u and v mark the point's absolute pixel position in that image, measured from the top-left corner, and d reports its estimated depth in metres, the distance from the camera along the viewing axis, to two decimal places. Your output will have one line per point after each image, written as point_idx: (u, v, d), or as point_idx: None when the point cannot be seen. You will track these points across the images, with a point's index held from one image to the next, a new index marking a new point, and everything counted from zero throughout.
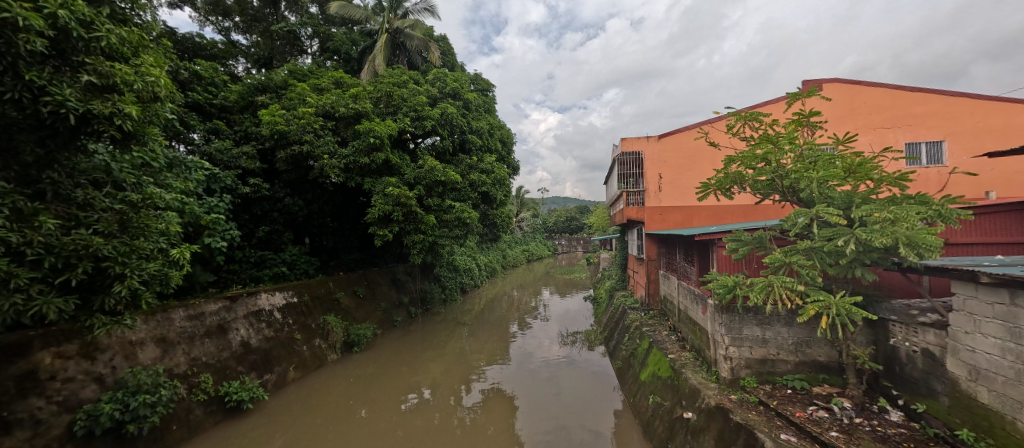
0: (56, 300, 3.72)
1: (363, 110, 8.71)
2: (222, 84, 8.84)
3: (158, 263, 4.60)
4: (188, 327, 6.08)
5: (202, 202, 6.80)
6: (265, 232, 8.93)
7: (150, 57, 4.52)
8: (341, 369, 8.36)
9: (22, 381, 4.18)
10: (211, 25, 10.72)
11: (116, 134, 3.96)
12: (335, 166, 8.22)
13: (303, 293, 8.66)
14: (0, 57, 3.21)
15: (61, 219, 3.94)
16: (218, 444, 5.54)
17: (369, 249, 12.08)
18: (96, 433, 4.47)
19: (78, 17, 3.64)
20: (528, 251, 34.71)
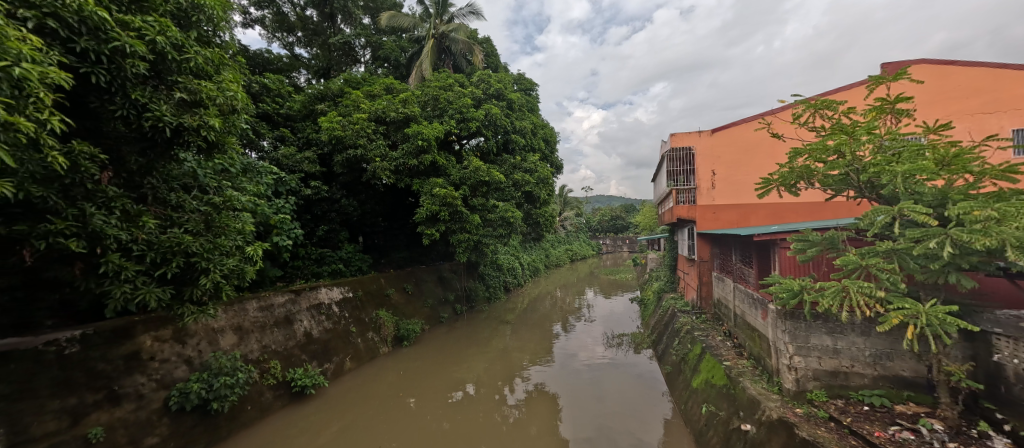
0: (155, 290, 4.25)
1: (412, 113, 9.07)
2: (287, 94, 9.61)
3: (236, 259, 5.10)
4: (259, 318, 6.69)
5: (271, 203, 7.45)
6: (324, 231, 9.59)
7: (229, 74, 5.03)
8: (392, 362, 8.77)
9: (128, 359, 4.82)
10: (278, 41, 11.68)
11: (202, 144, 4.45)
12: (386, 168, 8.60)
13: (358, 288, 9.20)
14: (112, 80, 3.73)
15: (159, 219, 4.49)
16: (286, 425, 6.04)
17: (416, 247, 12.59)
18: (186, 409, 5.06)
19: (172, 41, 4.14)
20: (572, 251, 34.28)
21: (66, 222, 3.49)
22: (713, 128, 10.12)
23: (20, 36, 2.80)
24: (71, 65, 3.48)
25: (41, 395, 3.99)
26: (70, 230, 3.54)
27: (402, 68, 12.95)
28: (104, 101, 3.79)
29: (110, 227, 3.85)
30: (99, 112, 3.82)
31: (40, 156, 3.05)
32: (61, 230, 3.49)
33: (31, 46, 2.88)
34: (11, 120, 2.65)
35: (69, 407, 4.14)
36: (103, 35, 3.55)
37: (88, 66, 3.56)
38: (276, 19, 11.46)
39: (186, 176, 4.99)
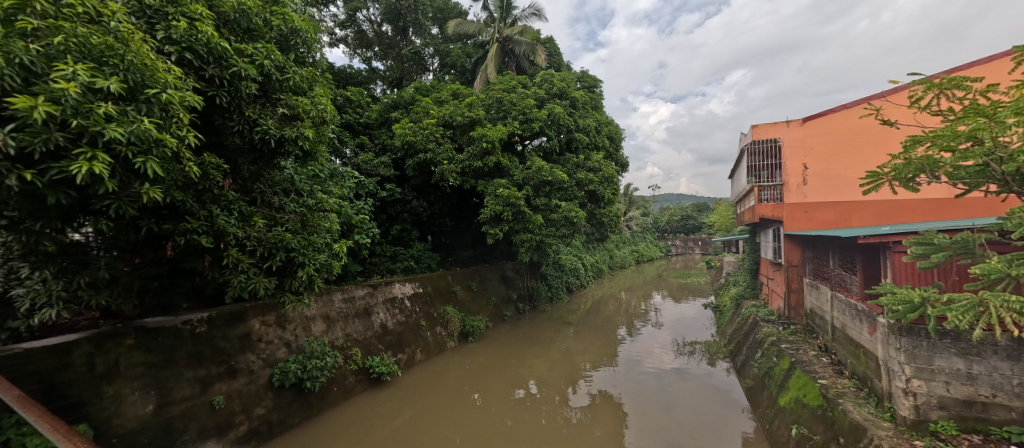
0: (262, 281, 4.88)
1: (477, 117, 9.37)
2: (366, 105, 10.48)
3: (326, 255, 5.68)
4: (343, 308, 7.39)
5: (353, 205, 8.19)
6: (397, 230, 10.29)
7: (320, 90, 5.63)
8: (458, 356, 9.13)
9: (242, 339, 5.62)
10: (358, 57, 12.78)
11: (299, 152, 5.03)
12: (453, 170, 8.95)
13: (427, 284, 9.75)
14: (232, 101, 4.37)
15: (266, 219, 5.17)
16: (365, 407, 6.59)
17: (480, 247, 13.00)
18: (285, 386, 5.76)
19: (275, 64, 4.75)
20: (638, 252, 32.87)
21: (198, 222, 4.16)
22: (804, 117, 9.09)
23: (165, 68, 3.39)
24: (202, 90, 4.14)
25: (179, 365, 4.81)
26: (201, 228, 4.21)
27: (467, 74, 13.42)
28: (225, 119, 4.46)
29: (229, 226, 4.51)
30: (221, 128, 4.51)
31: (180, 167, 3.66)
32: (195, 228, 4.17)
33: (174, 75, 3.48)
34: (160, 137, 3.21)
35: (199, 377, 4.94)
36: (224, 63, 4.17)
37: (214, 90, 4.21)
38: (356, 37, 12.50)
39: (286, 181, 5.67)
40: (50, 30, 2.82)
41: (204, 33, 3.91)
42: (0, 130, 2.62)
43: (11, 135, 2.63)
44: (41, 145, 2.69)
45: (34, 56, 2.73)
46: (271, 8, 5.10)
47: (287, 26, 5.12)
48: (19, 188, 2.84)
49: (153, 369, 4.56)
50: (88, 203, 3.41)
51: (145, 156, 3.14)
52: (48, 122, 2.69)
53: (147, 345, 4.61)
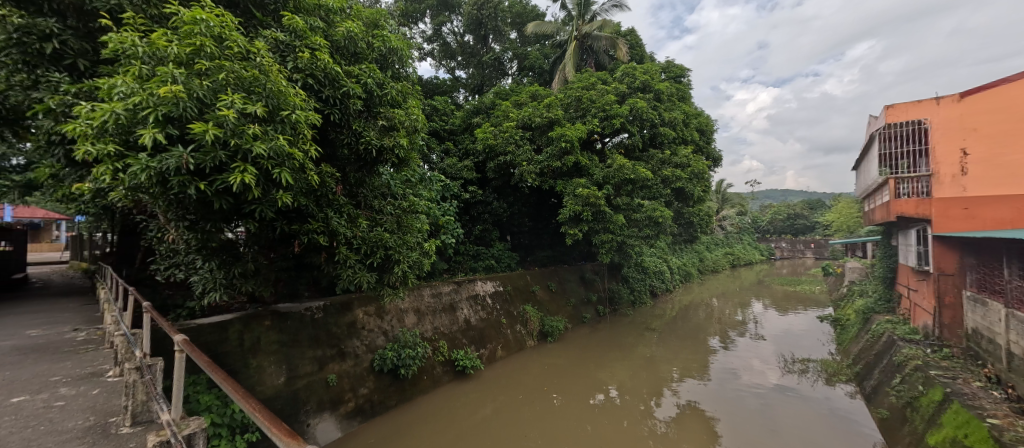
0: (365, 276, 5.49)
1: (556, 117, 9.37)
2: (450, 112, 11.13)
3: (417, 253, 6.16)
4: (432, 303, 7.95)
5: (440, 207, 8.78)
6: (479, 230, 10.76)
7: (413, 101, 6.13)
8: (537, 356, 9.18)
9: (350, 326, 6.39)
10: (443, 67, 13.65)
11: (395, 160, 5.52)
12: (532, 171, 9.04)
13: (507, 283, 10.03)
14: (342, 117, 4.99)
15: (369, 220, 5.79)
16: (452, 396, 6.98)
17: (559, 247, 12.97)
18: (383, 370, 6.39)
19: (376, 81, 5.30)
20: (732, 255, 29.74)
21: (317, 223, 4.83)
22: (961, 91, 7.36)
23: (293, 93, 3.98)
24: (321, 109, 4.79)
25: (302, 345, 5.64)
26: (319, 228, 4.88)
27: (545, 75, 13.49)
28: (338, 133, 5.10)
29: (341, 226, 5.15)
30: (335, 141, 5.17)
31: (305, 176, 4.27)
32: (314, 229, 4.85)
33: (300, 98, 4.07)
34: (290, 152, 3.79)
35: (316, 356, 5.73)
36: (337, 84, 4.77)
37: (329, 108, 4.84)
38: (442, 49, 13.31)
39: (384, 186, 6.30)
40: (215, 69, 3.49)
41: (322, 60, 4.52)
42: (184, 151, 3.32)
43: (191, 154, 3.32)
44: (210, 162, 3.37)
45: (206, 91, 3.40)
46: (372, 32, 5.72)
47: (386, 46, 5.69)
48: (196, 196, 3.59)
49: (284, 347, 5.42)
50: (240, 208, 4.16)
51: (280, 168, 3.72)
52: (215, 142, 3.33)
53: (279, 326, 5.50)
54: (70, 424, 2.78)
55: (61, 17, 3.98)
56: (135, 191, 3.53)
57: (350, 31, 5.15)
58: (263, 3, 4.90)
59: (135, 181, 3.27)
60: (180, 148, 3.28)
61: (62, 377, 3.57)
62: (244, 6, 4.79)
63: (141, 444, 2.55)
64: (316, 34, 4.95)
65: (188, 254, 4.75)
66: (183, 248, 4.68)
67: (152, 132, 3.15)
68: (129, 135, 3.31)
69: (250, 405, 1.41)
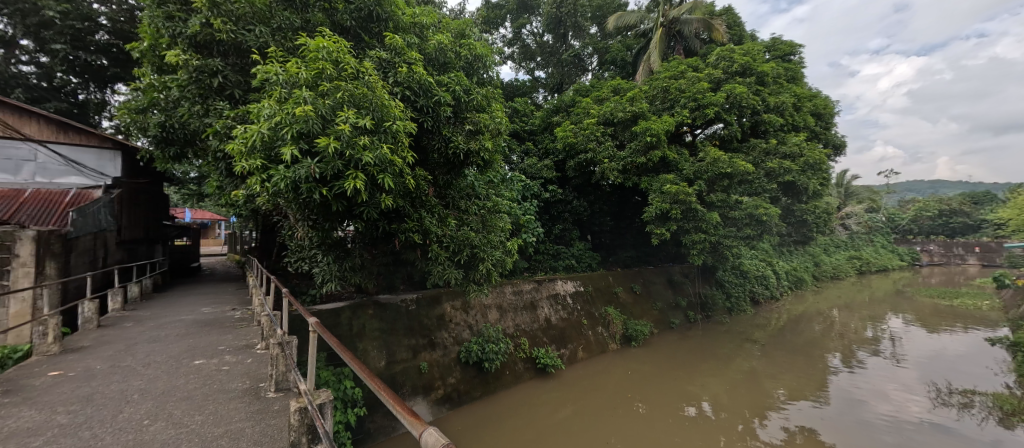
0: (453, 272, 5.83)
1: (640, 111, 8.93)
2: (530, 113, 11.28)
3: (501, 252, 6.37)
4: (513, 300, 8.17)
5: (521, 206, 8.99)
6: (559, 230, 10.76)
7: (496, 105, 6.36)
8: (620, 360, 8.77)
9: (439, 319, 6.85)
10: (523, 69, 13.85)
11: (481, 162, 5.73)
12: (614, 168, 8.75)
13: (588, 283, 9.86)
14: (434, 124, 5.35)
15: (457, 220, 6.12)
16: (533, 393, 7.02)
17: (643, 248, 12.34)
18: (469, 362, 6.71)
19: (463, 89, 5.60)
20: (859, 259, 25.18)
21: (412, 222, 5.25)
22: None
23: (394, 105, 4.40)
24: (416, 119, 5.20)
25: (399, 333, 6.22)
26: (415, 228, 5.29)
27: (628, 66, 12.91)
28: (431, 139, 5.47)
29: (433, 226, 5.52)
30: (427, 147, 5.53)
31: (403, 179, 4.67)
32: (411, 228, 5.28)
33: (399, 109, 4.47)
34: (392, 159, 4.17)
35: (411, 345, 6.26)
36: (430, 93, 5.15)
37: (423, 117, 5.23)
38: (521, 51, 13.49)
39: (470, 188, 6.61)
40: (334, 89, 4.01)
41: (417, 73, 4.94)
42: (310, 162, 3.86)
43: (317, 165, 3.86)
44: (330, 170, 3.87)
45: (327, 109, 3.93)
46: (460, 42, 6.08)
47: (471, 54, 6.02)
48: (318, 200, 4.15)
49: (384, 334, 6.04)
50: (351, 210, 4.71)
51: (384, 173, 4.13)
52: (334, 153, 3.83)
53: (380, 315, 6.15)
54: (233, 385, 3.44)
55: (224, 56, 4.94)
56: (275, 197, 4.20)
57: (441, 43, 5.55)
58: (369, 26, 5.50)
59: (276, 188, 3.90)
60: (309, 160, 3.83)
61: (226, 347, 4.43)
62: (353, 31, 5.44)
63: (283, 407, 3.03)
64: (412, 49, 5.42)
65: (311, 249, 5.54)
66: (307, 244, 5.49)
67: (289, 147, 3.73)
68: (272, 150, 3.97)
69: (365, 375, 1.53)
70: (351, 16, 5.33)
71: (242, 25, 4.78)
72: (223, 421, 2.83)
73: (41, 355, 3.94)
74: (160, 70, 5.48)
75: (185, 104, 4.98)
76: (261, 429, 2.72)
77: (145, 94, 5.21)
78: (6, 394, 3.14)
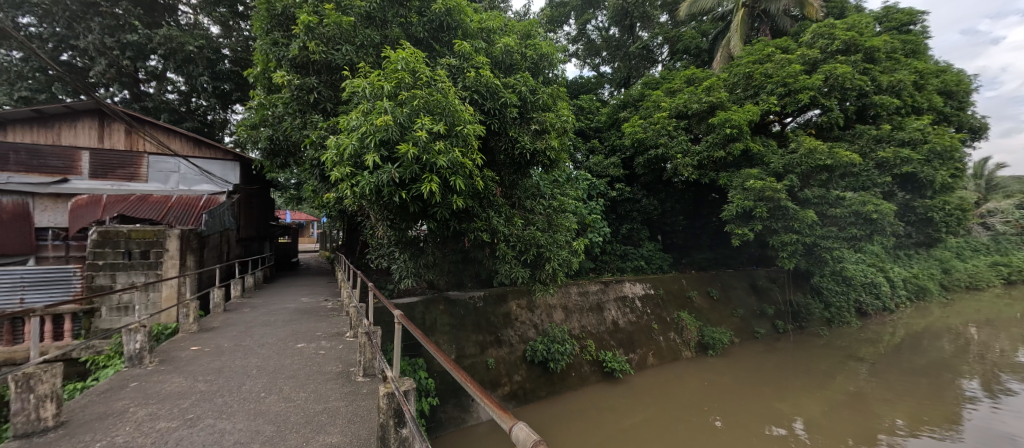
0: (520, 271, 5.91)
1: (718, 101, 8.28)
2: (596, 110, 11.00)
3: (566, 252, 6.32)
4: (579, 301, 8.06)
5: (586, 206, 8.84)
6: (626, 230, 10.42)
7: (561, 103, 6.32)
8: (695, 370, 8.14)
9: (505, 317, 7.01)
10: (587, 65, 13.59)
11: (547, 161, 5.66)
12: (688, 164, 8.21)
13: (659, 286, 9.39)
14: (500, 126, 5.44)
15: (523, 219, 6.20)
16: (600, 397, 6.81)
17: (722, 249, 11.39)
18: (534, 361, 6.74)
19: (529, 89, 5.63)
20: (1008, 267, 20.59)
21: (481, 222, 5.39)
22: None
23: (464, 109, 4.56)
24: (485, 122, 5.35)
25: (468, 329, 6.47)
26: (483, 227, 5.44)
27: (704, 53, 12.00)
28: (498, 141, 5.56)
29: (500, 225, 5.63)
30: (494, 148, 5.63)
31: (472, 181, 4.82)
32: (479, 228, 5.45)
33: (468, 113, 4.63)
34: (463, 162, 4.34)
35: (479, 340, 6.47)
36: (497, 96, 5.26)
37: (490, 119, 5.35)
38: (586, 47, 13.23)
39: (535, 187, 6.64)
40: (411, 98, 4.28)
41: (485, 77, 5.09)
42: (391, 167, 4.16)
43: (396, 170, 4.14)
44: (408, 174, 4.14)
45: (405, 116, 4.20)
46: (525, 43, 6.13)
47: (537, 53, 6.04)
48: (398, 202, 4.46)
49: (454, 329, 6.34)
50: (425, 211, 4.96)
51: (455, 176, 4.32)
52: (412, 158, 4.09)
53: (450, 310, 6.46)
54: (328, 367, 3.85)
55: (318, 74, 5.51)
56: (360, 199, 4.60)
57: (507, 46, 5.68)
58: (440, 36, 5.77)
59: (362, 192, 4.26)
60: (389, 165, 4.12)
61: (321, 333, 4.98)
62: (425, 41, 5.76)
63: (370, 391, 3.32)
64: (479, 54, 5.59)
65: (390, 247, 6.01)
66: (387, 243, 5.95)
67: (373, 154, 4.05)
68: (358, 157, 4.34)
69: (448, 362, 1.55)
70: (424, 27, 5.67)
71: (332, 45, 5.30)
72: (321, 398, 3.18)
73: (185, 332, 4.76)
74: (268, 90, 6.31)
75: (288, 119, 5.67)
76: (352, 409, 3.00)
77: (258, 112, 6.03)
78: (162, 362, 3.84)
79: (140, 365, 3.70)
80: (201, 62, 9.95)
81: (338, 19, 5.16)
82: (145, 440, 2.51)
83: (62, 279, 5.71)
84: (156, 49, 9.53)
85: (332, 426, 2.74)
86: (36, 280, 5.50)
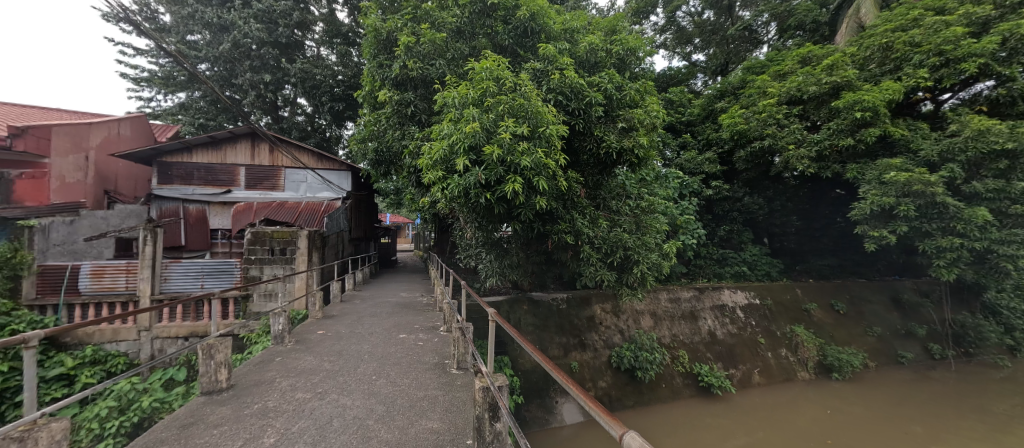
0: (606, 274, 5.74)
1: (844, 80, 7.11)
2: (688, 102, 10.21)
3: (657, 255, 5.97)
4: (670, 308, 7.59)
5: (678, 205, 8.27)
6: (725, 231, 9.48)
7: (648, 98, 6.01)
8: (815, 394, 6.97)
9: (589, 320, 6.89)
10: (678, 55, 12.68)
11: (634, 161, 5.35)
12: (804, 155, 7.19)
13: (765, 296, 8.42)
14: (584, 126, 5.32)
15: (609, 221, 6.00)
16: (696, 412, 6.20)
17: (850, 255, 9.70)
18: (621, 368, 6.46)
19: (615, 86, 5.44)
20: None
21: (565, 224, 5.35)
22: None
23: (548, 110, 4.58)
24: (569, 122, 5.28)
25: (551, 331, 6.50)
26: (567, 229, 5.38)
27: (824, 26, 10.27)
28: (582, 141, 5.46)
29: (584, 227, 5.51)
30: (579, 149, 5.53)
31: (555, 182, 4.78)
32: (563, 230, 5.41)
33: (552, 114, 4.65)
34: (546, 162, 4.36)
35: (562, 343, 6.45)
36: (581, 95, 5.18)
37: (574, 120, 5.27)
38: (676, 36, 12.33)
39: (620, 187, 6.39)
40: (496, 103, 4.44)
41: (569, 77, 5.05)
42: (478, 170, 4.35)
43: (483, 172, 4.32)
44: (494, 177, 4.29)
45: (491, 122, 4.36)
46: (610, 39, 5.96)
47: (623, 48, 5.83)
48: (485, 203, 4.64)
49: (537, 329, 6.41)
50: (510, 212, 5.07)
51: (539, 176, 4.36)
52: (497, 160, 4.22)
53: (534, 311, 6.57)
54: (426, 358, 4.19)
55: (415, 89, 6.06)
56: (451, 202, 4.90)
57: (591, 44, 5.58)
58: (524, 41, 5.88)
59: (452, 194, 4.53)
60: (477, 168, 4.31)
61: (418, 325, 5.45)
62: (510, 48, 5.92)
63: (464, 384, 3.52)
64: (563, 55, 5.58)
65: (477, 247, 6.33)
66: (475, 243, 6.27)
67: (462, 159, 4.28)
68: (448, 161, 4.63)
69: (545, 362, 1.61)
70: (509, 35, 5.83)
71: (428, 61, 5.78)
72: (422, 386, 3.47)
73: (313, 318, 5.60)
74: (374, 107, 7.11)
75: (390, 131, 6.31)
76: (449, 399, 3.21)
77: (366, 128, 6.84)
78: (297, 342, 4.57)
79: (282, 343, 4.44)
80: (323, 87, 11.63)
81: (433, 37, 5.62)
82: (288, 406, 3.00)
83: (227, 271, 7.12)
84: (292, 80, 11.49)
85: (432, 413, 2.96)
86: (211, 270, 6.95)
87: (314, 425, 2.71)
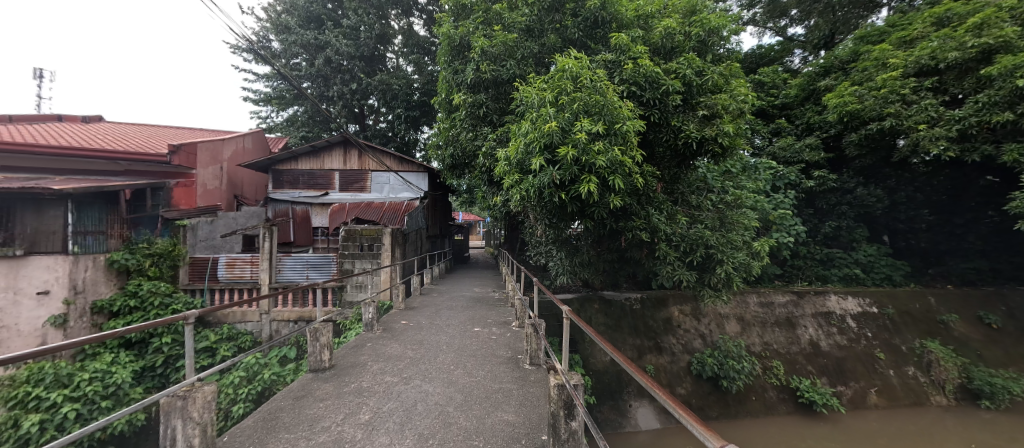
0: (685, 273, 5.37)
1: (1000, 41, 5.82)
2: (783, 83, 9.10)
3: (745, 254, 5.44)
4: (761, 313, 6.88)
5: (770, 199, 7.45)
6: (831, 228, 8.18)
7: (734, 82, 5.47)
8: (957, 424, 5.75)
9: (666, 323, 6.52)
10: (770, 31, 11.37)
11: (718, 151, 4.86)
12: (939, 136, 6.02)
13: (884, 304, 7.21)
14: (661, 117, 5.00)
15: (688, 217, 5.63)
16: (793, 430, 5.52)
17: (1008, 258, 7.89)
18: (702, 376, 6.00)
19: (696, 72, 5.06)
20: None
21: (640, 220, 5.08)
22: None
23: (624, 105, 4.41)
24: (643, 114, 5.00)
25: (624, 332, 6.28)
26: (642, 225, 5.12)
27: None
28: (657, 132, 5.13)
29: (662, 223, 5.21)
30: (654, 141, 5.20)
31: (630, 178, 4.56)
32: (638, 226, 5.16)
33: (627, 108, 4.45)
34: (622, 160, 4.21)
35: (636, 344, 6.20)
36: (657, 85, 4.89)
37: (649, 111, 4.99)
38: (767, 9, 10.91)
39: (700, 182, 5.98)
40: (570, 102, 4.36)
41: (644, 67, 4.80)
42: (552, 169, 4.30)
43: (557, 172, 4.25)
44: (568, 176, 4.23)
45: (566, 121, 4.28)
46: (689, 21, 5.58)
47: (704, 30, 5.41)
48: (559, 202, 4.60)
49: (610, 329, 6.25)
50: (584, 210, 4.97)
51: (614, 174, 4.22)
52: (571, 160, 4.14)
53: (606, 310, 6.41)
54: (500, 352, 4.31)
55: (487, 90, 6.22)
56: (524, 201, 4.95)
57: (668, 28, 5.22)
58: (595, 33, 5.72)
59: (528, 193, 4.56)
60: (551, 168, 4.26)
61: (492, 320, 5.64)
62: (580, 41, 5.81)
63: (539, 379, 3.56)
64: (637, 43, 5.30)
65: (548, 245, 6.33)
66: (545, 241, 6.29)
67: (537, 159, 4.27)
68: (523, 162, 4.66)
69: (625, 361, 1.47)
70: (579, 28, 5.73)
71: (499, 62, 5.94)
72: (499, 378, 3.60)
73: (397, 308, 6.09)
74: (448, 111, 7.47)
75: (463, 133, 6.57)
76: (523, 393, 3.27)
77: (441, 132, 7.21)
78: (384, 330, 5.01)
79: (371, 330, 4.90)
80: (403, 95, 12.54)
81: (504, 37, 5.76)
82: (379, 387, 3.30)
83: (325, 264, 7.92)
84: (376, 90, 12.58)
85: (508, 405, 3.04)
86: (314, 264, 7.82)
87: (401, 407, 2.96)
